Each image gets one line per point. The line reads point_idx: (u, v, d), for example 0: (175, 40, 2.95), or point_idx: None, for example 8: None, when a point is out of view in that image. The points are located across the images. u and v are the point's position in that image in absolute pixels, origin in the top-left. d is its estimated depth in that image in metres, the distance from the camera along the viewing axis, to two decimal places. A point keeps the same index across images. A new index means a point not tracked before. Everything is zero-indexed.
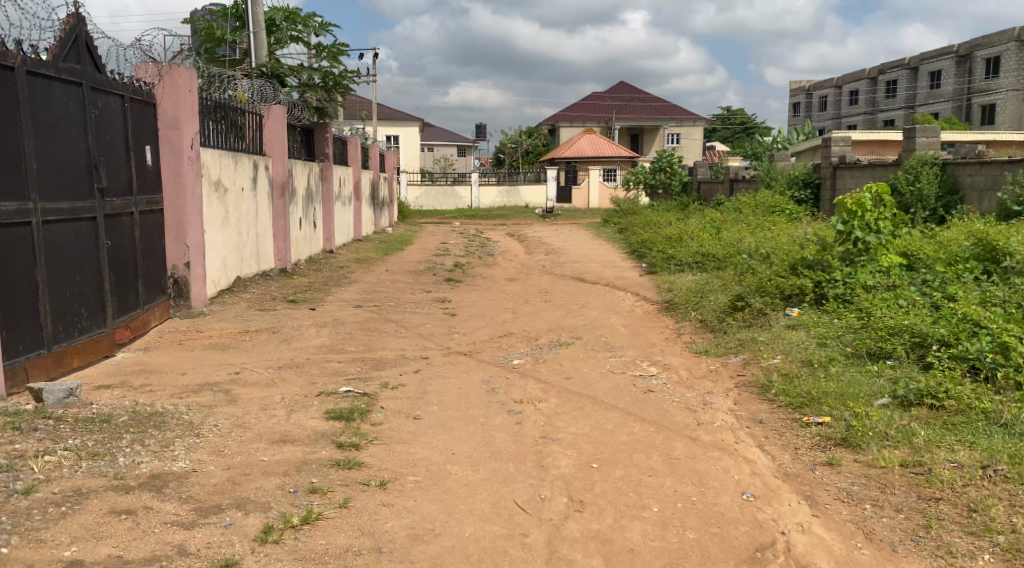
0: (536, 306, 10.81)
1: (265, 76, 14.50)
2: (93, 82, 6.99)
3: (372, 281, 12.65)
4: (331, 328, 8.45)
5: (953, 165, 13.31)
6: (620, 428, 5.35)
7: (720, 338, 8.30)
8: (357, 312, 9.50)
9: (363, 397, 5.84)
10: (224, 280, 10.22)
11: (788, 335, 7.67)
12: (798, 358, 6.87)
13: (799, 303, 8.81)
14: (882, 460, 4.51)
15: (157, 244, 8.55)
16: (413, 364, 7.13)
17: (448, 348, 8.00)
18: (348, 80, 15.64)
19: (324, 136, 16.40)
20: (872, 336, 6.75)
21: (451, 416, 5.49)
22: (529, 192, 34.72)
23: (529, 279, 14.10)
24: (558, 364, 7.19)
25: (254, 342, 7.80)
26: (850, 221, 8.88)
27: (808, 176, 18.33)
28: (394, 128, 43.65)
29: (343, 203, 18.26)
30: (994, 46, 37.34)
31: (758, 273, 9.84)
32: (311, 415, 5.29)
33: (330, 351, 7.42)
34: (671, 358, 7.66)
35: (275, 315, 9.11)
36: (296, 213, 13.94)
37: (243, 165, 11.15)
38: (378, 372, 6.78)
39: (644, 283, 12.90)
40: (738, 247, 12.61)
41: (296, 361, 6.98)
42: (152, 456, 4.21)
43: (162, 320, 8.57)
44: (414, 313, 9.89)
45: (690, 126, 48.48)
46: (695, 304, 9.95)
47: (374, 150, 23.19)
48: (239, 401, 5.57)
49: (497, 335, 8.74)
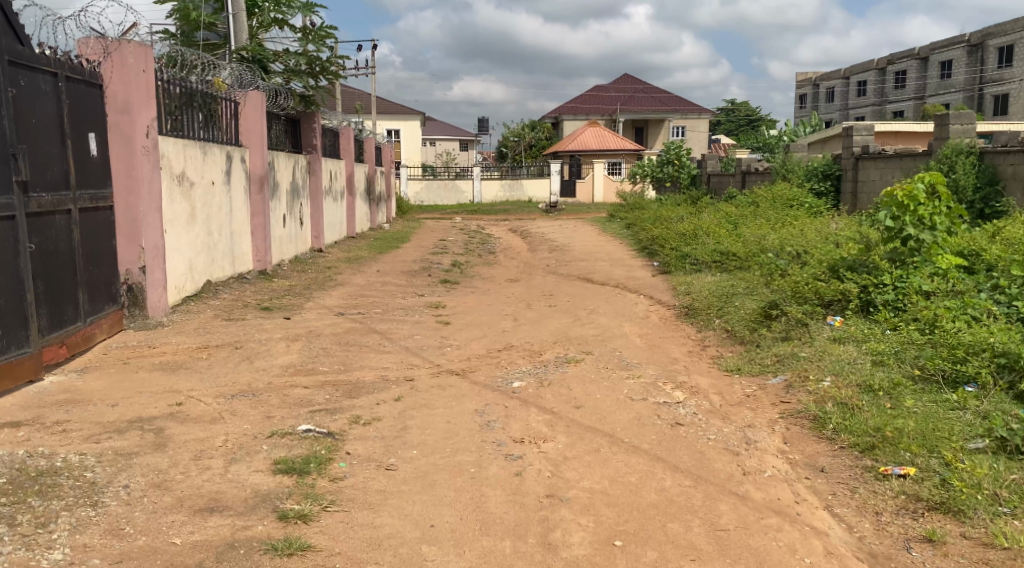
0: (540, 313, 9.70)
1: (245, 61, 13.33)
2: (11, 53, 5.89)
3: (362, 283, 11.58)
4: (304, 342, 7.32)
5: (993, 154, 12.19)
6: (647, 481, 4.24)
7: (753, 353, 7.16)
8: (336, 322, 8.38)
9: (327, 439, 4.71)
10: (190, 285, 9.11)
11: (836, 351, 6.54)
12: (855, 383, 5.75)
13: (842, 312, 7.69)
14: (1005, 539, 3.47)
15: (104, 245, 7.42)
16: (395, 389, 6.02)
17: (438, 367, 6.86)
18: (337, 66, 14.46)
19: (312, 126, 15.08)
20: (942, 355, 5.64)
21: (434, 465, 4.38)
22: (531, 186, 33.56)
23: (531, 279, 12.98)
24: (566, 389, 6.06)
25: (212, 360, 6.68)
26: (901, 216, 7.75)
27: (827, 167, 17.12)
28: (394, 122, 42.48)
29: (334, 198, 17.12)
30: (1009, 34, 36.08)
31: (791, 276, 8.73)
32: (255, 468, 4.17)
33: (299, 373, 6.31)
34: (699, 379, 6.54)
35: (243, 325, 8.01)
36: (279, 209, 12.81)
37: (214, 156, 9.99)
38: (351, 400, 5.66)
39: (657, 285, 11.78)
40: (763, 245, 11.48)
41: (255, 387, 5.85)
42: (17, 545, 3.20)
43: (111, 334, 7.45)
44: (402, 321, 8.77)
45: (695, 119, 47.34)
46: (720, 310, 8.83)
47: (370, 142, 22.04)
48: (171, 446, 4.46)
49: (495, 349, 7.60)
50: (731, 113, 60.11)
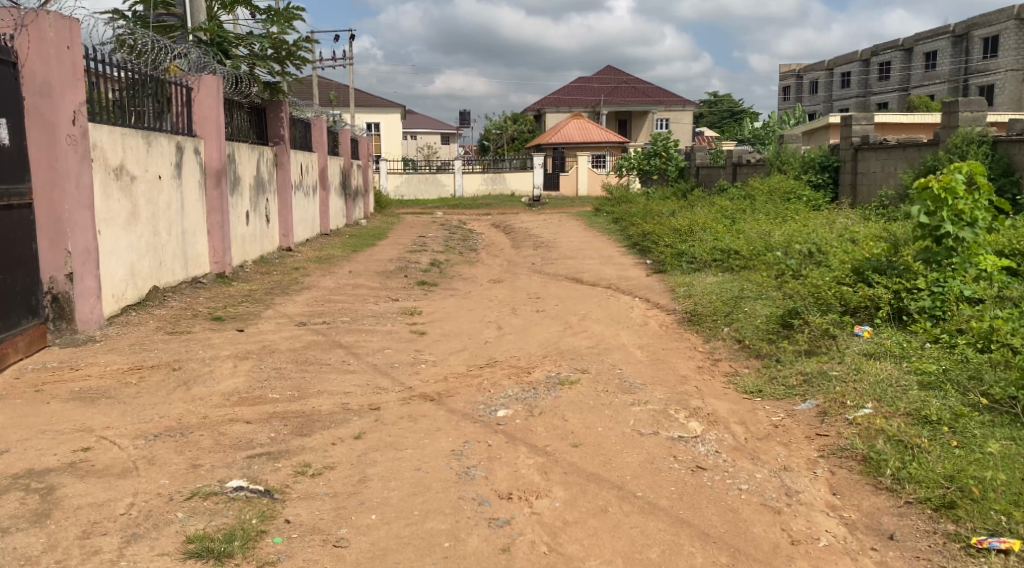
0: (526, 319, 8.72)
1: (204, 43, 12.23)
2: None
3: (330, 286, 10.57)
4: (254, 362, 6.31)
5: (1007, 143, 11.33)
6: (671, 558, 3.37)
7: (773, 371, 6.23)
8: (296, 335, 7.36)
9: (261, 501, 3.72)
10: (131, 291, 8.04)
11: (874, 369, 5.62)
12: (905, 412, 4.84)
13: (870, 320, 6.77)
14: None
15: (19, 249, 6.33)
16: (356, 423, 5.02)
17: (410, 390, 5.87)
18: (304, 50, 13.37)
19: (278, 115, 13.89)
20: (1013, 379, 4.76)
21: (396, 539, 3.44)
22: (514, 180, 32.49)
23: (515, 280, 12.00)
24: (561, 420, 5.10)
25: (141, 386, 5.64)
26: (936, 210, 6.77)
27: (824, 158, 16.20)
28: (374, 115, 41.26)
29: (305, 193, 16.04)
30: (993, 24, 35.39)
31: (807, 278, 7.82)
32: (161, 551, 3.22)
33: (244, 404, 5.29)
34: (716, 404, 5.58)
35: (188, 340, 6.99)
36: (241, 206, 11.74)
37: (162, 147, 8.91)
38: (301, 440, 4.66)
39: (653, 285, 10.83)
40: (769, 243, 10.60)
41: (185, 423, 4.82)
42: None
43: (30, 353, 6.41)
44: (371, 332, 7.76)
45: (679, 112, 46.47)
46: (728, 317, 7.89)
47: (346, 133, 20.93)
48: (56, 515, 3.46)
49: (477, 366, 6.60)
50: (714, 105, 59.37)
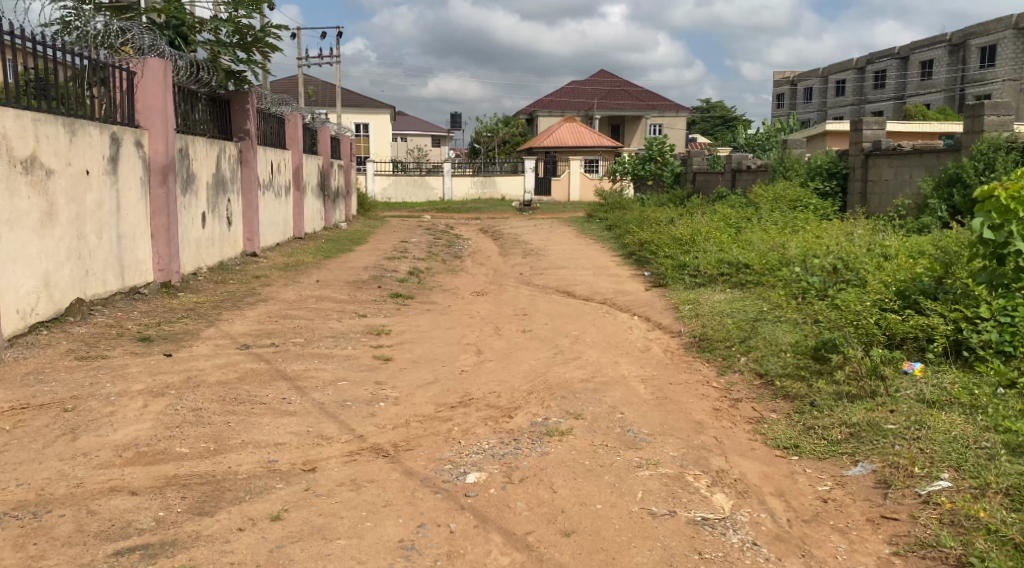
0: (509, 342, 7.53)
1: (158, 26, 10.97)
2: None
3: (292, 299, 9.37)
4: (170, 401, 5.10)
5: None
6: None
7: (808, 420, 5.05)
8: (234, 362, 6.14)
9: None
10: (46, 305, 6.85)
11: (943, 424, 4.43)
12: (1002, 492, 3.69)
13: (921, 356, 5.64)
14: None
15: None
16: (279, 495, 3.82)
17: (360, 441, 4.67)
18: (271, 37, 12.17)
19: (242, 107, 12.57)
20: None
21: None
22: (505, 183, 31.32)
23: (500, 293, 10.78)
24: (549, 490, 3.93)
25: (15, 435, 4.43)
26: (1003, 224, 5.35)
27: (833, 164, 15.07)
28: (362, 116, 39.95)
29: (275, 193, 14.77)
30: (991, 33, 34.37)
31: (839, 301, 6.62)
32: None
33: (137, 464, 4.08)
34: (745, 465, 4.40)
35: (98, 369, 5.77)
36: (196, 206, 10.51)
37: (91, 137, 7.66)
38: (199, 523, 3.48)
39: (653, 302, 9.65)
40: (784, 255, 9.44)
41: (47, 496, 3.63)
42: None
43: None
44: (326, 358, 6.55)
45: (674, 117, 45.47)
46: (745, 344, 6.71)
47: (326, 130, 19.60)
48: None
49: (447, 407, 5.39)
50: (708, 111, 58.41)
